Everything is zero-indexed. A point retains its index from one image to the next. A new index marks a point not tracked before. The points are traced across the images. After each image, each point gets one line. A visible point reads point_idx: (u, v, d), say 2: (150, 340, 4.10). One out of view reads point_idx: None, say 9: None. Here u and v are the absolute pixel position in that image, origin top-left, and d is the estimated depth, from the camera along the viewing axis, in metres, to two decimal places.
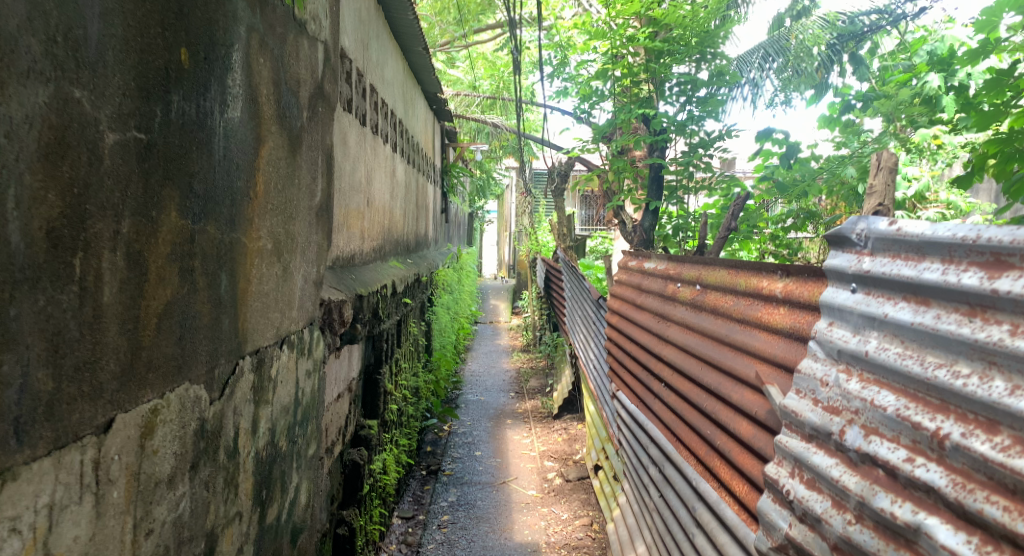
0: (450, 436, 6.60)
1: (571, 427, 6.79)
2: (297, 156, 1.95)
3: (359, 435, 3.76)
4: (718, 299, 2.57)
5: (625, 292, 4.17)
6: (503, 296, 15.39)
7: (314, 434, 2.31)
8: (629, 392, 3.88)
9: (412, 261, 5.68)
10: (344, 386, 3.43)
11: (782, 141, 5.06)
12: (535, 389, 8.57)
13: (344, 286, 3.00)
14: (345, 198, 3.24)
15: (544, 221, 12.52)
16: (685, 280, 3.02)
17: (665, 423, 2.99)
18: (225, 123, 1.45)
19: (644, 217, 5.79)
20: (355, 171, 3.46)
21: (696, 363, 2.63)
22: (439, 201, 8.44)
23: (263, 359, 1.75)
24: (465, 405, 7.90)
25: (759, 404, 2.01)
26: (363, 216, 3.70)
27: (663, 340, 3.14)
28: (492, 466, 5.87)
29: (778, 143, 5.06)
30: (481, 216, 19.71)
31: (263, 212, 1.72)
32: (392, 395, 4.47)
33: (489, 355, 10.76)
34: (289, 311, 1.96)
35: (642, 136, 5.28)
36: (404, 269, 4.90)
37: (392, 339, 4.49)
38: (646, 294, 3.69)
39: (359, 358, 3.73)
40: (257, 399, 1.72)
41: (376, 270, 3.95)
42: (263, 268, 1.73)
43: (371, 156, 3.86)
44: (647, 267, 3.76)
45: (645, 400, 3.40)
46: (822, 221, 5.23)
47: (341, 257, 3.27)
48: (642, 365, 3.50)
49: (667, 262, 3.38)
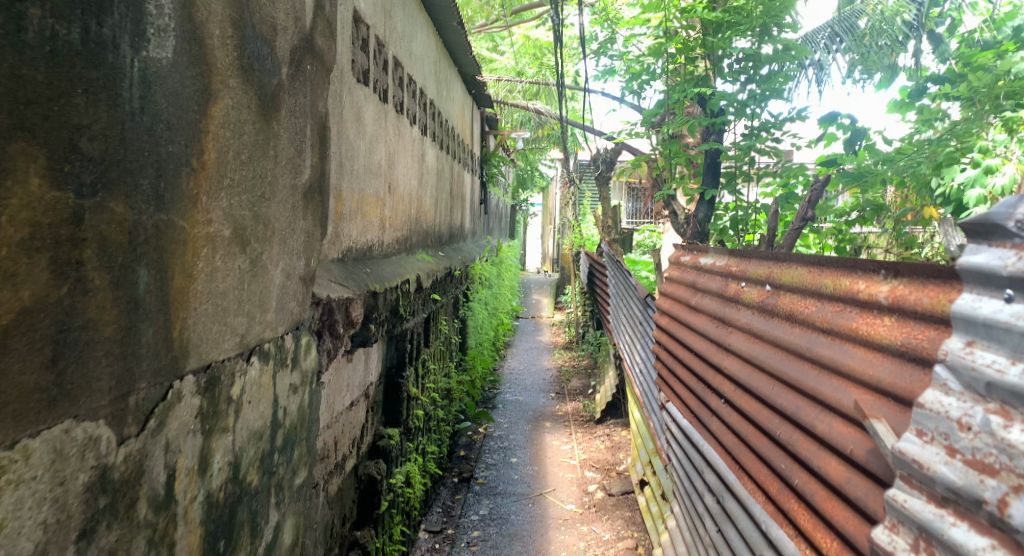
0: (485, 440, 6.23)
1: (614, 434, 6.36)
2: (272, 122, 1.57)
3: (378, 446, 3.40)
4: (795, 303, 2.14)
5: (677, 291, 3.73)
6: (546, 291, 15.00)
7: (305, 460, 1.94)
8: (680, 405, 3.46)
9: (444, 254, 5.30)
10: (359, 392, 3.11)
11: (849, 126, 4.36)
12: (577, 390, 8.16)
13: (355, 282, 2.64)
14: (358, 182, 2.88)
15: (589, 213, 12.08)
16: (752, 279, 2.58)
17: (725, 446, 2.57)
18: (141, 64, 1.07)
19: (698, 207, 5.14)
20: (372, 152, 3.10)
21: (765, 379, 2.21)
22: (477, 191, 8.09)
23: (216, 377, 1.37)
24: (503, 405, 7.55)
25: (854, 439, 1.59)
26: (383, 203, 3.34)
27: (723, 348, 2.72)
28: (528, 474, 5.48)
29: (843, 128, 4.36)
30: (525, 208, 19.29)
31: (218, 189, 1.35)
32: (419, 399, 4.12)
33: (530, 352, 10.35)
34: (263, 314, 1.60)
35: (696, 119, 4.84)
36: (434, 262, 4.54)
37: (418, 338, 4.13)
38: (701, 294, 3.25)
39: (377, 361, 3.39)
40: (209, 428, 1.34)
41: (398, 264, 3.59)
42: (217, 261, 1.36)
43: (393, 137, 3.50)
44: (702, 265, 3.32)
45: (700, 416, 2.98)
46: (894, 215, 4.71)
47: (354, 248, 2.91)
48: (697, 376, 3.08)
49: (728, 259, 2.94)
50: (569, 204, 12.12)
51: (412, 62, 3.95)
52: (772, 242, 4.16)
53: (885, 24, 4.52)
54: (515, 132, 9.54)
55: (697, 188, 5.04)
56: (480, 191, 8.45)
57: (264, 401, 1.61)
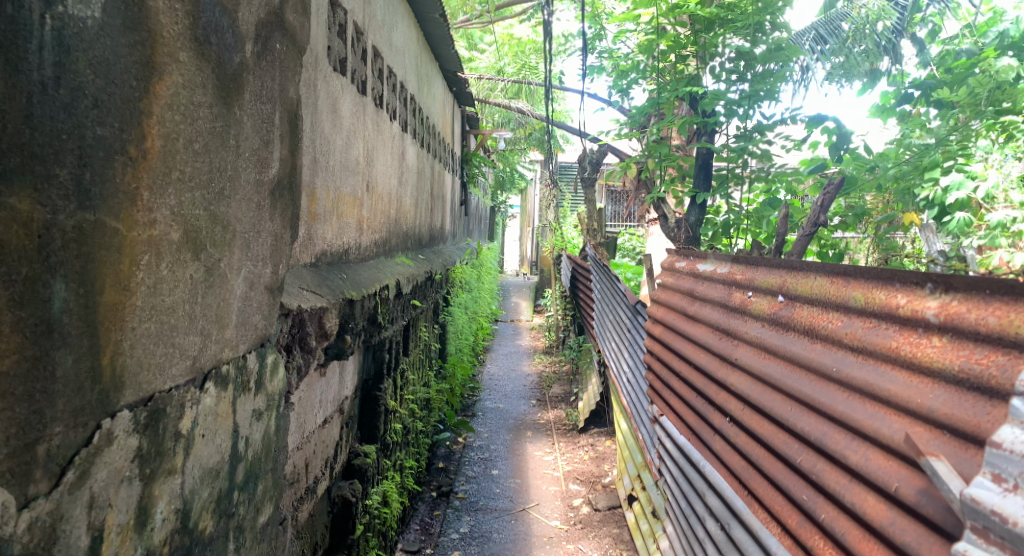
0: (465, 451, 6.02)
1: (598, 445, 6.18)
2: (234, 106, 1.35)
3: (353, 464, 3.19)
4: (815, 316, 1.98)
5: (672, 299, 3.55)
6: (524, 294, 14.81)
7: (270, 495, 1.72)
8: (676, 419, 3.30)
9: (425, 257, 5.09)
10: (332, 407, 2.91)
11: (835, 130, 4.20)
12: (558, 397, 7.98)
13: (331, 290, 2.43)
14: (333, 180, 2.66)
15: (569, 216, 11.92)
16: (761, 288, 2.42)
17: (731, 469, 2.41)
18: (51, 24, 0.86)
19: (688, 211, 5.00)
20: (349, 148, 2.87)
21: (779, 399, 2.06)
22: (457, 191, 7.86)
23: (161, 411, 1.14)
24: (482, 413, 7.33)
25: (899, 476, 1.45)
26: (360, 203, 3.12)
27: (728, 362, 2.56)
28: (510, 488, 5.29)
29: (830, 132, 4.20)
30: (503, 209, 19.14)
31: (164, 183, 1.12)
32: (397, 412, 3.90)
33: (509, 358, 10.15)
34: (221, 330, 1.37)
35: (688, 119, 4.68)
36: (413, 266, 4.32)
37: (397, 347, 3.91)
38: (700, 302, 3.09)
39: (353, 373, 3.17)
40: (152, 472, 1.12)
41: (378, 268, 3.37)
42: (163, 270, 1.13)
43: (372, 133, 3.27)
44: (700, 271, 3.15)
45: (700, 434, 2.82)
46: (883, 223, 4.61)
47: (329, 252, 2.69)
48: (696, 390, 2.91)
49: (732, 267, 2.77)
50: (549, 206, 11.95)
51: (392, 53, 3.73)
52: (781, 248, 4.02)
53: (868, 28, 4.45)
54: (497, 132, 9.33)
55: (689, 191, 4.88)
56: (460, 191, 8.23)
57: (221, 433, 1.39)
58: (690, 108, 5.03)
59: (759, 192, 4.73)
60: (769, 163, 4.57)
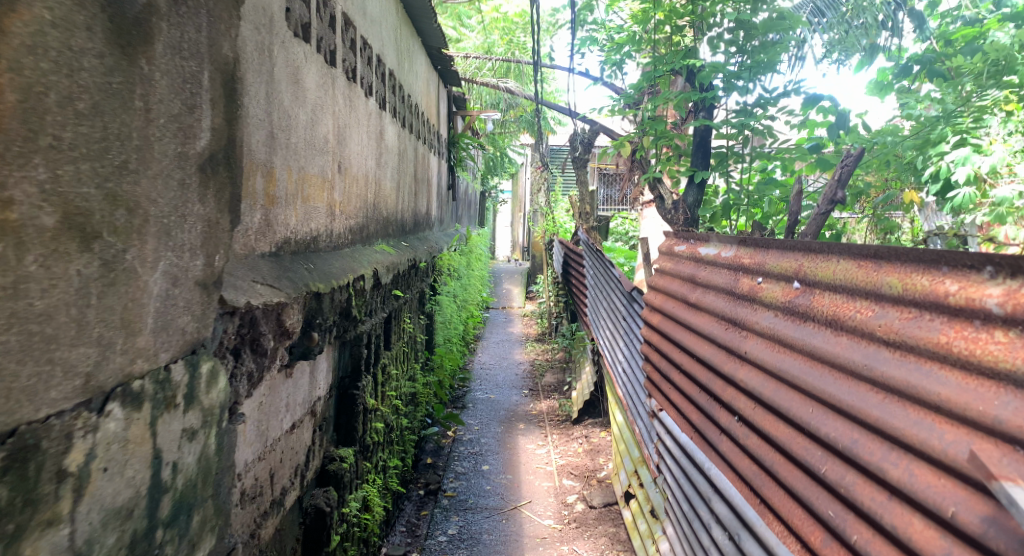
0: (454, 445, 5.80)
1: (592, 437, 5.96)
2: (141, 59, 1.08)
3: (328, 470, 2.96)
4: (837, 305, 1.75)
5: (672, 285, 3.31)
6: (517, 280, 14.56)
7: (211, 525, 1.47)
8: (677, 415, 3.07)
9: (408, 244, 4.84)
10: (301, 409, 2.67)
11: (831, 110, 3.96)
12: (551, 386, 7.76)
13: (293, 282, 2.18)
14: (295, 159, 2.40)
15: (562, 200, 11.65)
16: (772, 273, 2.19)
17: (739, 473, 2.19)
18: None
19: (687, 191, 4.79)
20: (316, 123, 2.61)
21: (796, 399, 1.84)
22: (445, 175, 7.61)
23: (35, 447, 0.89)
24: (473, 404, 7.12)
25: (955, 499, 1.23)
26: (330, 185, 2.86)
27: (735, 354, 2.33)
28: (501, 484, 5.08)
29: (826, 112, 3.96)
30: (495, 194, 18.86)
31: (19, 150, 0.87)
32: (378, 410, 3.66)
33: (501, 345, 9.91)
34: (131, 337, 1.11)
35: (685, 94, 4.44)
36: (395, 253, 4.07)
37: (377, 340, 3.67)
38: (702, 288, 2.85)
39: (326, 372, 2.94)
40: (20, 527, 0.87)
41: (352, 257, 3.11)
42: (26, 266, 0.88)
43: (344, 109, 3.01)
44: (703, 256, 2.92)
45: (703, 432, 2.60)
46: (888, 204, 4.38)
47: (293, 240, 2.43)
48: (699, 384, 2.68)
49: (739, 250, 2.54)
50: (540, 190, 11.67)
51: (366, 23, 3.45)
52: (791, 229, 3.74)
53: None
54: (486, 113, 9.05)
55: (686, 171, 4.64)
56: (448, 175, 7.95)
57: (134, 464, 1.13)
58: (686, 82, 4.77)
59: (754, 174, 4.51)
60: (774, 138, 4.32)
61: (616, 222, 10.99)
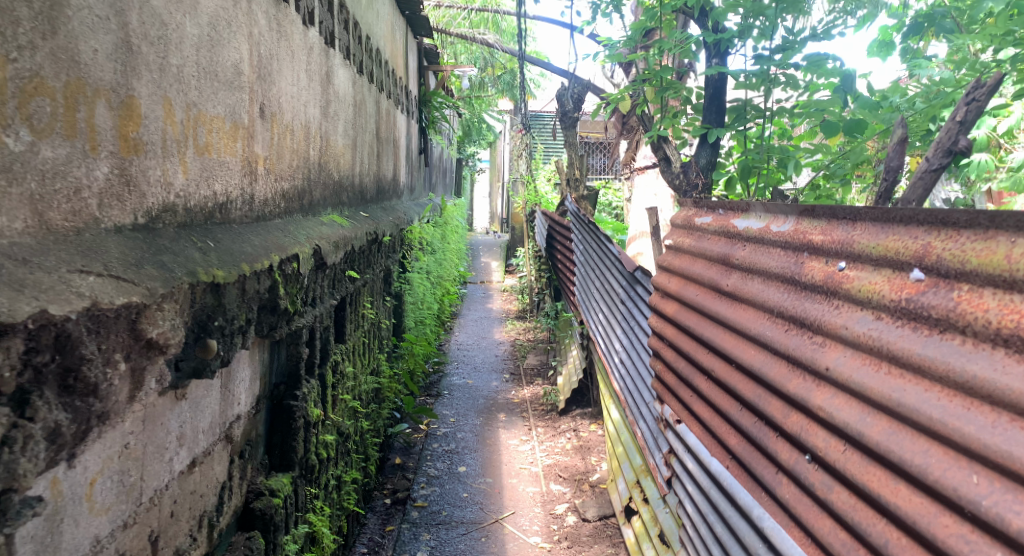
0: (426, 442, 5.15)
1: (582, 431, 5.37)
2: None
3: (253, 510, 2.28)
4: (1019, 313, 1.14)
5: (694, 267, 2.67)
6: (496, 253, 13.82)
7: None
8: (698, 432, 2.45)
9: (369, 214, 4.13)
10: (208, 438, 1.98)
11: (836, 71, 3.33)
12: (534, 370, 7.12)
13: (168, 268, 1.46)
14: (184, 92, 1.70)
15: (543, 167, 10.95)
16: (865, 258, 1.56)
17: (814, 539, 1.56)
18: None
19: (699, 150, 4.05)
20: (219, 46, 1.90)
21: (939, 453, 1.22)
22: (416, 138, 6.87)
23: None
24: (449, 391, 6.46)
25: None
26: (248, 136, 2.17)
27: (803, 368, 1.70)
28: (480, 491, 4.45)
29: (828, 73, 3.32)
30: (472, 163, 18.03)
31: None
32: (327, 419, 2.99)
33: (479, 324, 9.24)
34: None
35: (695, 37, 3.76)
36: (349, 225, 3.37)
37: (326, 334, 2.98)
38: (742, 271, 2.21)
39: (245, 383, 2.25)
40: None
41: (282, 230, 2.41)
42: None
43: (266, 33, 2.29)
44: (740, 231, 2.30)
45: (750, 467, 1.96)
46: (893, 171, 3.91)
47: (181, 209, 1.72)
48: (741, 400, 2.04)
49: (797, 224, 1.94)
50: (520, 156, 10.95)
51: None
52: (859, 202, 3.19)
53: None
54: (461, 68, 8.27)
55: (697, 127, 3.94)
56: (419, 137, 7.18)
57: None
58: (693, 23, 4.08)
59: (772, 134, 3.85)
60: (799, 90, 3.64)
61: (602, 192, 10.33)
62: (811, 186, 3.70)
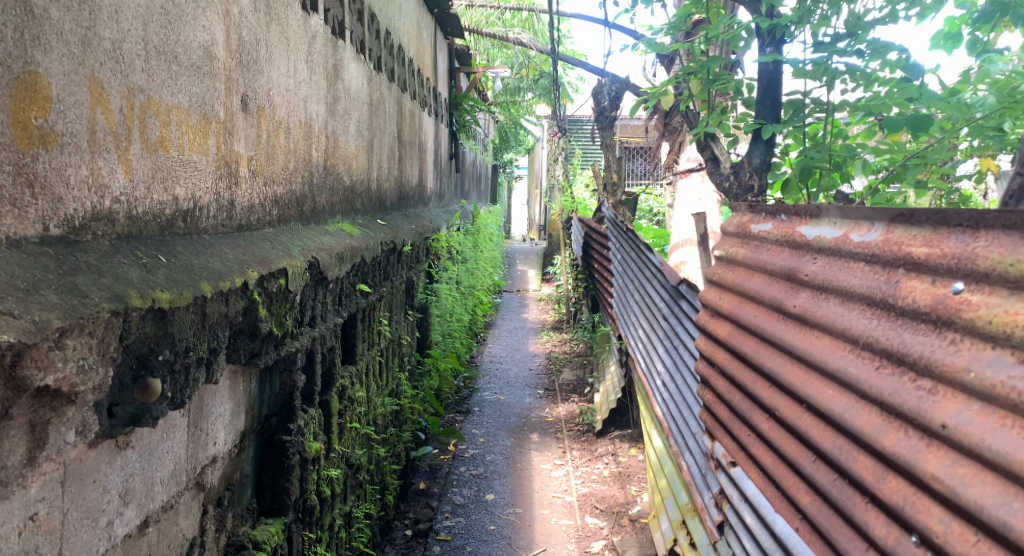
0: (453, 465, 4.81)
1: (620, 455, 4.98)
2: None
3: None
4: None
5: (751, 282, 2.29)
6: (533, 261, 13.47)
7: None
8: (759, 479, 2.07)
9: (388, 222, 3.81)
10: (173, 490, 1.66)
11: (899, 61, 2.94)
12: (570, 386, 6.75)
13: (81, 293, 1.15)
14: (124, 72, 1.37)
15: (582, 171, 10.57)
16: (996, 280, 1.19)
17: None
18: None
19: (751, 149, 3.64)
20: (181, 20, 1.58)
21: None
22: (445, 143, 6.56)
23: None
24: (480, 407, 6.12)
25: None
26: (224, 132, 1.85)
27: (905, 420, 1.33)
28: (509, 522, 4.10)
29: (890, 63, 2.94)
30: (509, 169, 17.73)
31: None
32: (332, 452, 2.67)
33: (514, 335, 8.89)
34: None
35: (746, 23, 3.36)
36: (360, 234, 3.04)
37: (331, 356, 2.67)
38: (817, 289, 1.83)
39: (223, 418, 1.92)
40: None
41: (271, 241, 2.09)
42: None
43: (251, 13, 1.98)
44: (811, 241, 1.93)
45: (827, 535, 1.59)
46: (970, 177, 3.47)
47: (123, 216, 1.41)
48: (816, 448, 1.67)
49: (887, 232, 1.57)
50: (557, 161, 10.58)
51: None
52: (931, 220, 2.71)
53: None
54: (495, 69, 7.95)
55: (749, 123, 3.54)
56: (449, 141, 6.88)
57: None
58: (744, 9, 3.68)
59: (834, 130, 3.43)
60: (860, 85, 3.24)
61: (644, 198, 9.91)
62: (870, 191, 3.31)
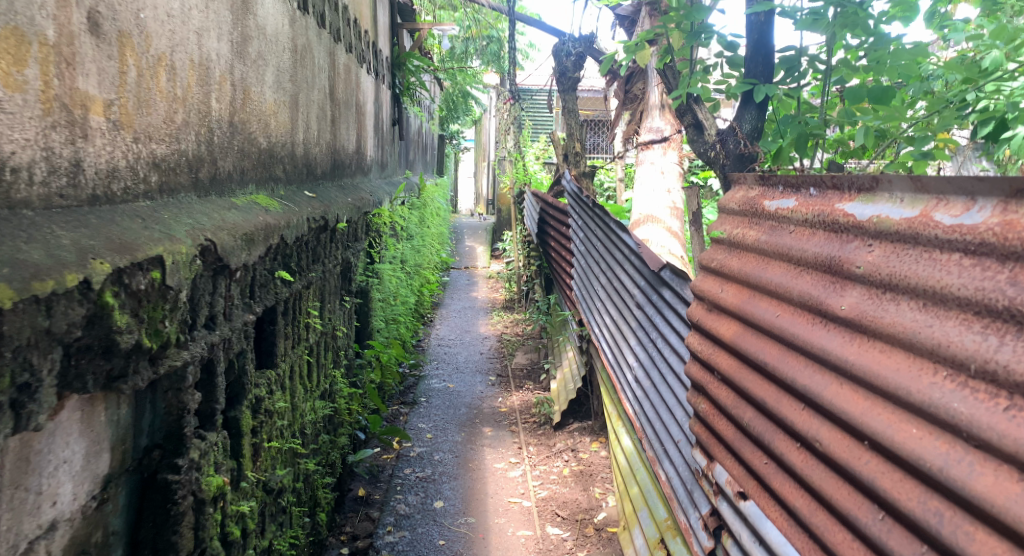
0: (396, 467, 4.31)
1: (581, 451, 4.55)
2: None
3: None
4: None
5: (768, 272, 1.85)
6: (481, 237, 12.90)
7: None
8: (781, 524, 1.63)
9: (318, 193, 3.24)
10: None
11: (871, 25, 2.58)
12: (523, 372, 6.29)
13: None
14: None
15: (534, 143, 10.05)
16: None
17: None
18: None
19: (740, 113, 3.19)
20: None
21: None
22: (388, 107, 5.95)
23: None
24: (427, 397, 5.61)
25: None
26: (58, 54, 1.29)
27: None
28: (460, 534, 3.63)
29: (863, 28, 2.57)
30: (456, 141, 17.05)
31: None
32: (242, 481, 2.14)
33: (462, 315, 8.37)
34: None
35: None
36: (278, 206, 2.48)
37: (241, 361, 2.13)
38: (879, 286, 1.38)
39: (69, 464, 1.37)
40: None
41: (140, 218, 1.54)
42: None
43: None
44: (864, 222, 1.48)
45: None
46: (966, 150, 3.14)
47: None
48: (890, 504, 1.22)
49: (1007, 213, 1.13)
50: (508, 130, 10.03)
51: None
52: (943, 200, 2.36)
53: None
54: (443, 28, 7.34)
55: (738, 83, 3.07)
56: (392, 106, 6.26)
57: None
58: None
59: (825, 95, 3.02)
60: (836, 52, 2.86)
61: (600, 173, 9.46)
62: (830, 164, 3.01)
